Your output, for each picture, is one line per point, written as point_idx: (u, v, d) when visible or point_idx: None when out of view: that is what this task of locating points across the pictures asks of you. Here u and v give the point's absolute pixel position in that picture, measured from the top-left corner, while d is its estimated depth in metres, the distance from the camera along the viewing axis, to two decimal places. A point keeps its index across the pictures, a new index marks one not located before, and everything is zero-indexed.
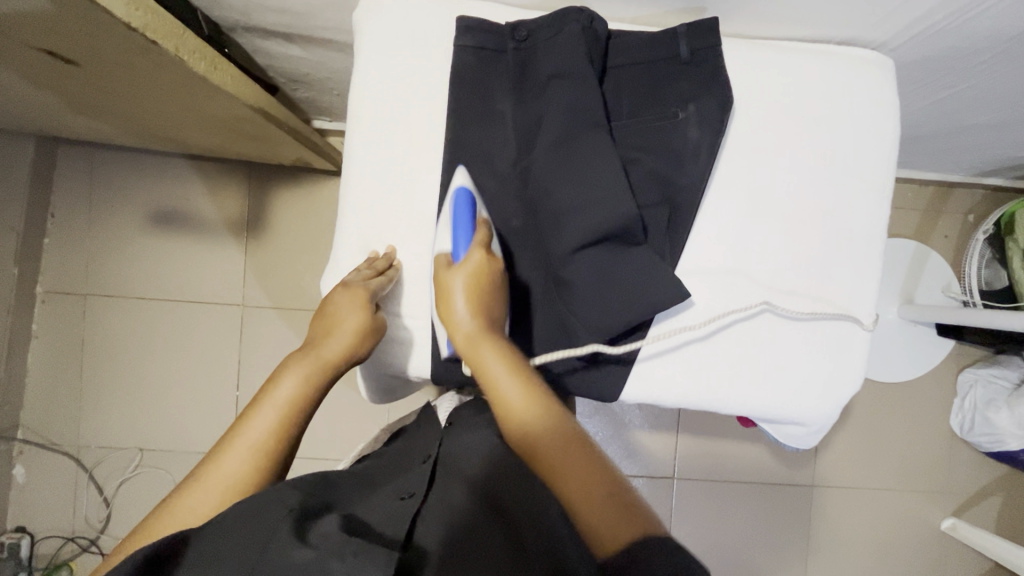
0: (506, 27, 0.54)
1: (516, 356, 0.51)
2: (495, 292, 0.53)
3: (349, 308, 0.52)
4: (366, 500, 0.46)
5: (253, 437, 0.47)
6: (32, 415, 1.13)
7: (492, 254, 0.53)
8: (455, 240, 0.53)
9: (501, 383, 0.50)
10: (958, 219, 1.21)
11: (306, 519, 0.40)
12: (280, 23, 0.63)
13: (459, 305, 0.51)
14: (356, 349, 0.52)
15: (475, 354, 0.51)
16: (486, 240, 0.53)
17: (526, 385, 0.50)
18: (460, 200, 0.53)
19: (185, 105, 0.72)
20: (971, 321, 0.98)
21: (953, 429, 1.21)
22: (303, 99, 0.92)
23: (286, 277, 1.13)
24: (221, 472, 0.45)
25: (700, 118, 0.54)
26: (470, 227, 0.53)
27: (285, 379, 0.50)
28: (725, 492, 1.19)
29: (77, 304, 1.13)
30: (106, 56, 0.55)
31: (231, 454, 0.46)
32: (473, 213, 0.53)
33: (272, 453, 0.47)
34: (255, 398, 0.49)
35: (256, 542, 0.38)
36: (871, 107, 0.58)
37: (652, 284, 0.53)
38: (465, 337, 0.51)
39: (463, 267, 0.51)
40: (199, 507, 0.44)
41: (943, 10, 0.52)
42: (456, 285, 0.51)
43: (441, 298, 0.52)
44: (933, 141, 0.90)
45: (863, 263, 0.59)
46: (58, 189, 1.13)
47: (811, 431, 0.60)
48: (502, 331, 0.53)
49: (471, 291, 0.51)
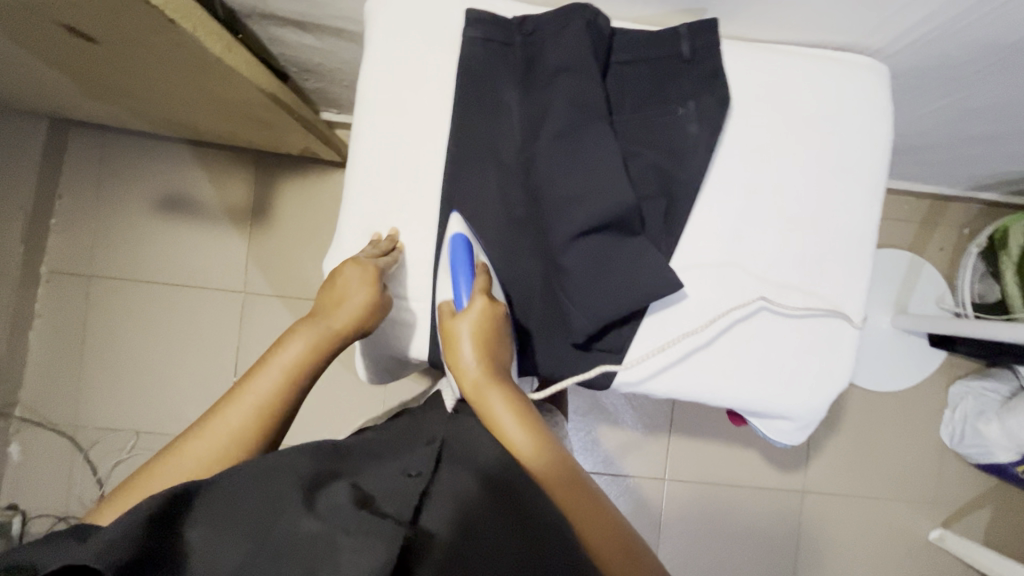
0: (514, 21, 0.56)
1: (521, 402, 0.54)
2: (499, 340, 0.55)
3: (358, 283, 0.53)
4: (375, 468, 0.47)
5: (259, 393, 0.50)
6: (31, 393, 1.14)
7: (494, 301, 0.55)
8: (455, 287, 0.55)
9: (508, 428, 0.53)
10: (953, 232, 1.22)
11: (315, 489, 0.42)
12: (294, 9, 0.65)
13: (466, 352, 0.53)
14: (360, 323, 0.54)
15: (483, 399, 0.54)
16: (486, 286, 0.54)
17: (531, 427, 0.53)
18: (456, 244, 0.54)
19: (199, 88, 0.73)
20: (962, 332, 1.00)
21: (943, 440, 1.22)
22: (312, 89, 0.94)
23: (289, 265, 1.14)
24: (225, 427, 0.47)
25: (699, 114, 0.56)
26: (470, 273, 0.54)
27: (291, 345, 0.52)
28: (715, 495, 1.20)
29: (82, 285, 1.15)
30: (125, 34, 0.57)
31: (238, 406, 0.49)
32: (470, 257, 0.55)
33: (275, 411, 0.50)
34: (264, 356, 0.52)
35: (269, 504, 0.40)
36: (865, 111, 0.59)
37: (650, 271, 0.55)
38: (472, 383, 0.54)
39: (467, 314, 0.53)
40: (200, 457, 0.46)
41: (935, 19, 0.54)
42: (462, 332, 0.54)
43: (449, 345, 0.55)
44: (929, 152, 0.92)
45: (854, 264, 0.60)
46: (67, 171, 1.15)
47: (799, 426, 0.61)
48: (508, 377, 0.56)
49: (478, 337, 0.54)
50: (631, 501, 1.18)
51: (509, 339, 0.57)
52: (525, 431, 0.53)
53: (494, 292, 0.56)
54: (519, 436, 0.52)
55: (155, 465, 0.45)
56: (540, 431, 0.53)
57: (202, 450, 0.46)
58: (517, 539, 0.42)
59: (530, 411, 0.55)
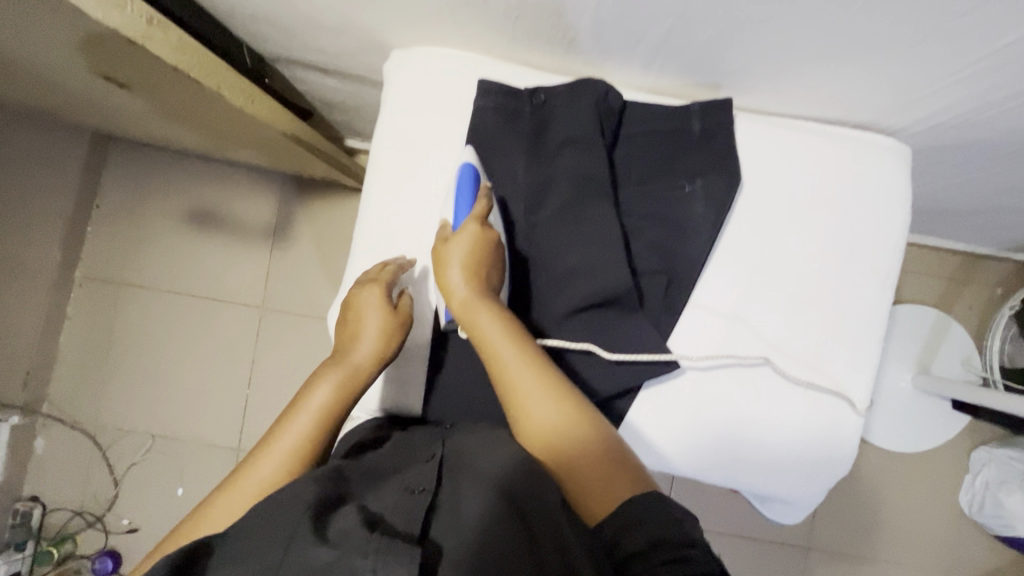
0: (524, 90, 0.56)
1: (509, 316, 0.52)
2: (492, 262, 0.53)
3: (371, 310, 0.54)
4: (376, 488, 0.44)
5: (288, 441, 0.49)
6: (59, 390, 1.19)
7: (488, 227, 0.53)
8: (456, 210, 0.55)
9: (497, 345, 0.51)
10: (985, 292, 1.17)
11: (325, 515, 0.39)
12: (320, 55, 0.67)
13: (454, 275, 0.52)
14: (384, 354, 0.54)
15: (471, 318, 0.52)
16: (483, 213, 0.53)
17: (521, 345, 0.51)
18: (464, 173, 0.54)
19: (227, 125, 0.76)
20: (986, 402, 0.96)
21: (961, 506, 1.17)
22: (337, 121, 0.96)
23: (306, 285, 1.17)
24: (256, 479, 0.47)
25: (707, 194, 0.55)
26: (471, 199, 0.54)
27: (319, 387, 0.52)
28: (715, 545, 1.17)
29: (113, 292, 1.20)
30: (156, 83, 0.60)
31: (268, 456, 0.48)
32: (474, 187, 0.55)
33: (305, 456, 0.49)
34: (290, 406, 0.52)
35: (281, 540, 0.38)
36: (882, 194, 0.58)
37: (646, 353, 0.54)
38: (460, 301, 0.52)
39: (459, 238, 0.52)
40: (231, 513, 0.45)
41: (960, 105, 0.53)
42: (453, 256, 0.52)
43: (438, 268, 0.53)
44: (961, 216, 0.88)
45: (861, 352, 0.58)
46: (105, 183, 1.20)
47: (795, 508, 0.60)
48: (499, 297, 0.54)
49: (468, 260, 0.52)
50: None
51: (503, 263, 0.54)
52: (513, 346, 0.51)
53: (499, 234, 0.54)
54: (507, 350, 0.50)
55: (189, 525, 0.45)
56: (528, 344, 0.51)
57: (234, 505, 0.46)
58: (512, 530, 0.40)
59: (519, 327, 0.53)
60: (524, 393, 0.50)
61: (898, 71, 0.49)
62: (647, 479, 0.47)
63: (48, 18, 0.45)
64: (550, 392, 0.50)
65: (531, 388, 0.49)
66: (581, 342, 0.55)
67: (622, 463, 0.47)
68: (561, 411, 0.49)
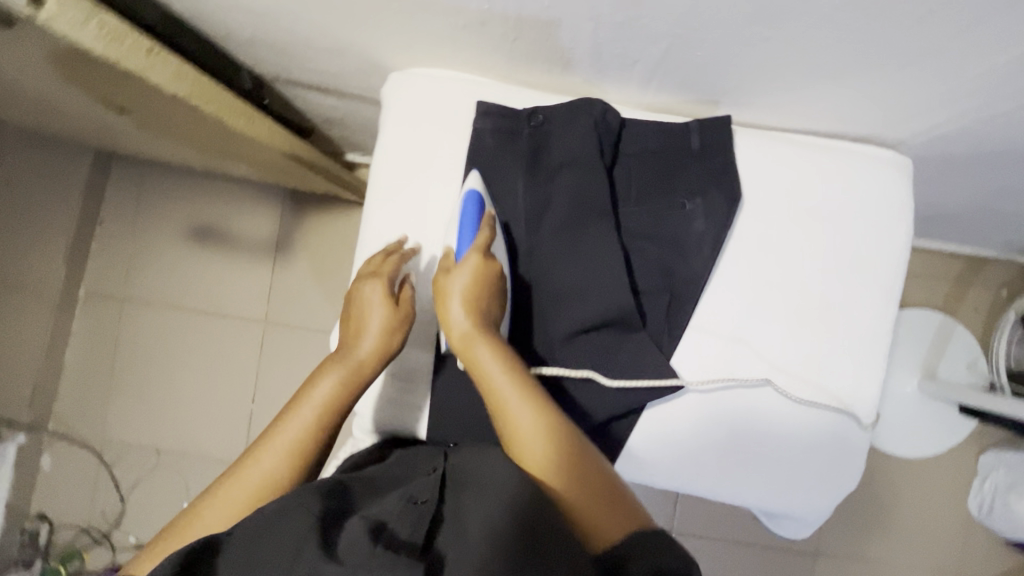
0: (522, 112, 0.57)
1: (510, 353, 0.50)
2: (495, 295, 0.52)
3: (374, 306, 0.54)
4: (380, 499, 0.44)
5: (290, 435, 0.49)
6: (64, 407, 1.20)
7: (491, 258, 0.52)
8: (459, 239, 0.54)
9: (496, 380, 0.49)
10: (990, 294, 1.16)
11: (330, 529, 0.40)
12: (319, 76, 0.67)
13: (455, 308, 0.50)
14: (386, 351, 0.53)
15: (471, 354, 0.50)
16: (485, 244, 0.52)
17: (520, 377, 0.49)
18: (469, 201, 0.54)
19: (227, 145, 0.76)
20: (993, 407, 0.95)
21: (970, 510, 1.16)
22: (336, 136, 0.97)
23: (308, 298, 1.17)
24: (261, 470, 0.48)
25: (708, 212, 0.55)
26: (474, 228, 0.53)
27: (322, 382, 0.51)
28: (722, 552, 1.17)
29: (116, 308, 1.20)
30: (156, 107, 0.60)
31: (270, 449, 0.49)
32: (479, 214, 0.54)
33: (307, 450, 0.50)
34: (292, 400, 0.52)
35: (287, 552, 0.38)
36: (883, 207, 0.57)
37: (648, 382, 0.54)
38: (461, 335, 0.50)
39: (462, 269, 0.51)
40: (233, 505, 0.47)
41: (959, 118, 0.53)
42: (454, 287, 0.51)
43: (439, 299, 0.52)
44: (964, 222, 0.88)
45: (866, 367, 0.58)
46: (107, 200, 1.21)
47: (803, 523, 0.60)
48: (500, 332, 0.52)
49: (469, 293, 0.51)
50: None
51: (506, 296, 0.53)
52: (513, 383, 0.49)
53: (502, 267, 0.54)
54: (506, 383, 0.49)
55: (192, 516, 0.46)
56: (530, 382, 0.50)
57: (235, 497, 0.47)
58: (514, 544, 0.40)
59: (519, 361, 0.51)
60: (521, 423, 0.48)
61: (896, 86, 0.49)
62: (640, 513, 0.47)
63: (50, 54, 0.46)
64: (546, 422, 0.48)
65: (532, 425, 0.48)
66: (581, 369, 0.55)
67: (616, 495, 0.47)
68: (562, 450, 0.47)
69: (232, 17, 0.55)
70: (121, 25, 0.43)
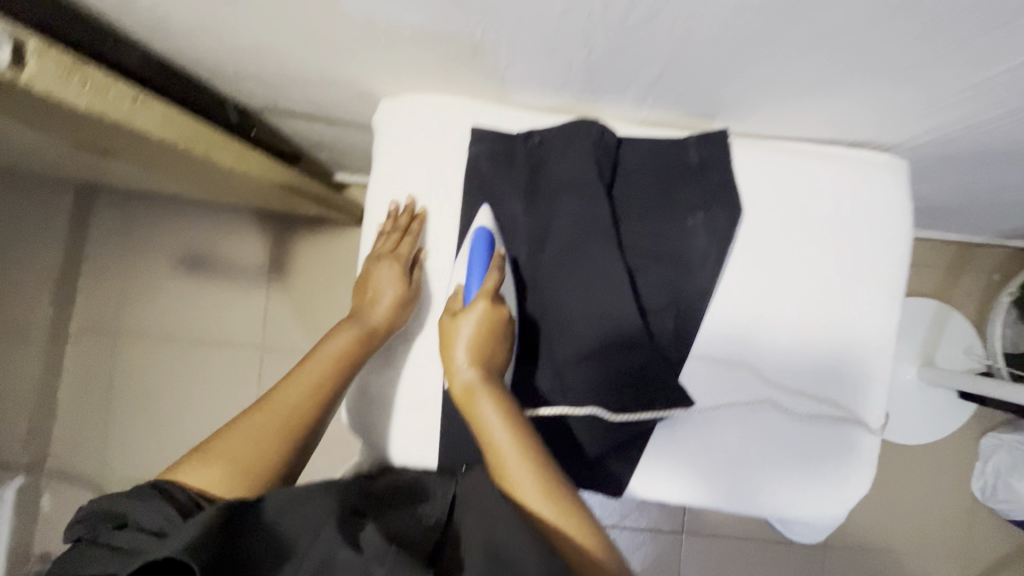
0: (519, 135, 0.57)
1: (513, 408, 0.50)
2: (499, 343, 0.53)
3: (388, 277, 0.57)
4: (391, 509, 0.45)
5: (308, 379, 0.52)
6: (60, 447, 1.17)
7: (498, 303, 0.53)
8: (468, 279, 0.55)
9: (494, 432, 0.48)
10: (982, 279, 1.18)
11: (351, 524, 0.40)
12: (308, 106, 0.66)
13: (460, 352, 0.52)
14: (398, 319, 0.57)
15: (471, 404, 0.50)
16: (493, 287, 0.53)
17: (520, 431, 0.48)
18: (478, 239, 0.55)
19: (214, 180, 0.75)
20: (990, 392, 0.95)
21: (974, 493, 1.17)
22: (326, 158, 0.95)
23: (304, 321, 1.16)
24: (282, 403, 0.50)
25: (709, 227, 0.56)
26: (483, 268, 0.54)
27: (338, 337, 0.55)
28: (739, 552, 1.14)
29: (109, 343, 1.18)
30: (142, 152, 0.59)
31: (288, 391, 0.51)
32: (489, 251, 0.55)
33: (322, 394, 0.52)
34: (306, 355, 0.55)
35: (308, 534, 0.38)
36: (882, 211, 0.57)
37: (654, 413, 0.55)
38: (463, 386, 0.51)
39: (470, 313, 0.52)
40: (250, 439, 0.47)
41: (954, 122, 0.53)
42: (461, 332, 0.52)
43: (444, 347, 0.53)
44: (956, 213, 0.88)
45: (875, 373, 0.58)
46: (92, 234, 1.18)
47: (816, 529, 0.60)
48: (504, 385, 0.52)
49: (474, 340, 0.52)
50: (649, 557, 1.14)
51: (511, 343, 0.55)
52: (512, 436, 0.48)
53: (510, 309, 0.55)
54: (503, 436, 0.48)
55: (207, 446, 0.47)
56: (531, 441, 0.48)
57: (254, 431, 0.48)
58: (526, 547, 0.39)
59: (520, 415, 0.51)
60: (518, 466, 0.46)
61: (891, 95, 0.49)
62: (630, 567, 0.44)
63: (31, 111, 0.45)
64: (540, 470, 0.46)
65: (529, 484, 0.45)
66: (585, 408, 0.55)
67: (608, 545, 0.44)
68: (561, 516, 0.44)
69: (217, 54, 0.54)
70: (105, 77, 0.43)
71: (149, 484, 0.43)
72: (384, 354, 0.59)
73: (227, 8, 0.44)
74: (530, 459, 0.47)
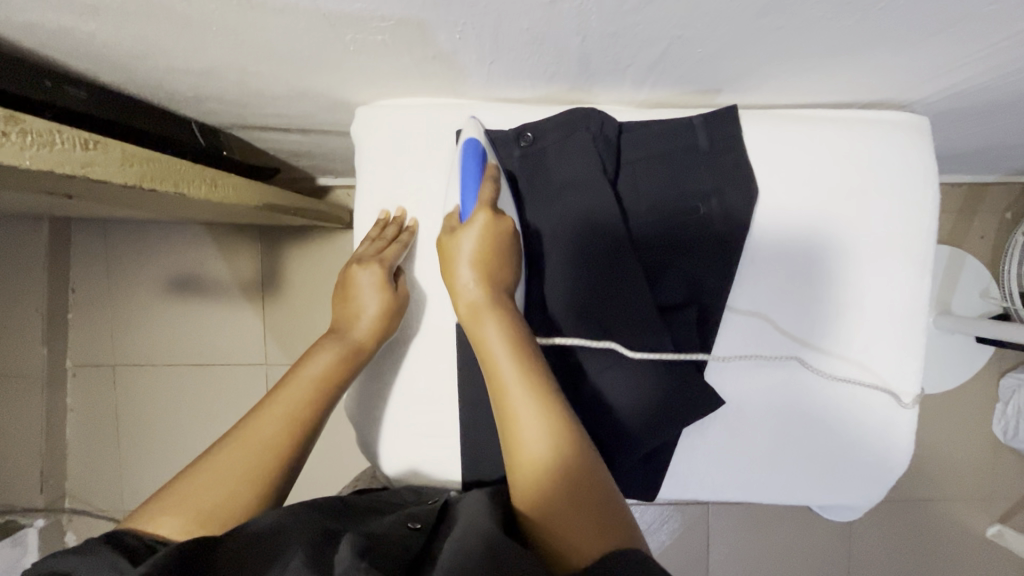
0: (511, 132, 0.53)
1: (520, 331, 0.46)
2: (505, 261, 0.49)
3: (370, 287, 0.53)
4: (373, 521, 0.43)
5: (288, 404, 0.49)
6: (77, 483, 1.17)
7: (499, 215, 0.50)
8: (463, 197, 0.51)
9: (496, 354, 0.45)
10: (996, 218, 1.14)
11: (324, 542, 0.39)
12: (279, 119, 0.61)
13: (463, 271, 0.48)
14: (383, 334, 0.53)
15: (476, 323, 0.47)
16: (492, 198, 0.50)
17: (526, 359, 0.44)
18: (467, 149, 0.50)
19: (189, 208, 0.70)
20: (997, 336, 0.92)
21: (996, 434, 1.13)
22: (303, 166, 0.90)
23: (303, 332, 1.12)
24: (255, 435, 0.47)
25: (724, 212, 0.53)
26: (477, 182, 0.50)
27: (320, 357, 0.52)
28: (766, 517, 1.13)
29: (109, 375, 1.16)
30: (106, 194, 0.55)
31: (268, 418, 0.48)
32: (480, 164, 0.51)
33: (305, 420, 0.49)
34: (286, 377, 0.52)
35: (267, 555, 0.37)
36: (908, 174, 0.53)
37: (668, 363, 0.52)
38: (468, 305, 0.48)
39: (470, 229, 0.49)
40: (228, 473, 0.45)
41: (983, 77, 0.48)
42: (463, 250, 0.49)
43: (447, 265, 0.50)
44: (971, 158, 0.84)
45: (909, 347, 0.55)
46: (75, 266, 1.14)
47: (852, 508, 0.58)
48: (513, 306, 0.49)
49: (478, 257, 0.48)
50: (678, 532, 1.13)
51: (517, 262, 0.51)
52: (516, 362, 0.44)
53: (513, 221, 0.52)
54: (506, 360, 0.44)
55: (182, 483, 0.44)
56: (537, 368, 0.44)
57: (231, 466, 0.45)
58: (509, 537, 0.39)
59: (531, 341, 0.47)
60: (518, 391, 0.43)
61: (915, 57, 0.44)
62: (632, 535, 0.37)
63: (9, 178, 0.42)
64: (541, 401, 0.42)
65: (530, 412, 0.42)
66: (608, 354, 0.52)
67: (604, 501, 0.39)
68: (558, 450, 0.40)
69: (171, 78, 0.49)
70: (46, 127, 0.38)
71: (94, 536, 0.39)
72: (391, 376, 0.56)
73: (173, 30, 0.39)
74: (534, 385, 0.43)
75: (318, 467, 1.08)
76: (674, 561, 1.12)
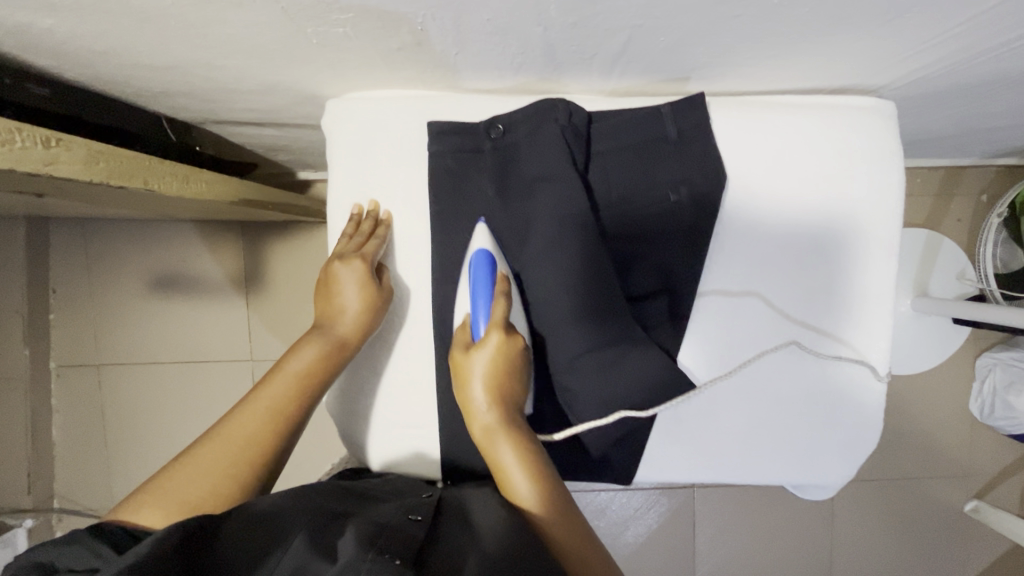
0: (481, 125, 0.53)
1: (534, 452, 0.48)
2: (517, 376, 0.50)
3: (350, 283, 0.53)
4: (374, 509, 0.44)
5: (271, 399, 0.50)
6: (65, 483, 1.16)
7: (511, 333, 0.51)
8: (475, 307, 0.51)
9: (517, 482, 0.47)
10: (972, 200, 1.15)
11: (326, 527, 0.39)
12: (252, 114, 0.61)
13: (476, 391, 0.49)
14: (366, 329, 0.53)
15: (492, 449, 0.48)
16: (503, 316, 0.50)
17: (544, 484, 0.47)
18: (477, 260, 0.52)
19: (164, 205, 0.70)
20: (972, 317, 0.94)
21: (973, 412, 1.15)
22: (281, 160, 0.89)
23: (289, 327, 1.12)
24: (241, 431, 0.47)
25: (693, 200, 0.53)
26: (489, 293, 0.51)
27: (302, 352, 0.52)
28: (750, 499, 1.15)
29: (93, 375, 1.15)
30: (77, 192, 0.54)
31: (251, 414, 0.49)
32: (492, 274, 0.52)
33: (288, 415, 0.50)
34: (270, 371, 0.52)
35: (274, 538, 0.38)
36: (873, 158, 0.54)
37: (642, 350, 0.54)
38: (483, 429, 0.49)
39: (483, 349, 0.49)
40: (210, 468, 0.45)
41: (945, 61, 0.49)
42: (475, 370, 0.49)
43: (460, 383, 0.50)
44: (945, 142, 0.85)
45: (877, 328, 0.56)
46: (54, 266, 1.13)
47: (825, 488, 0.59)
48: (523, 420, 0.50)
49: (490, 378, 0.49)
50: (664, 517, 1.15)
51: (526, 371, 0.52)
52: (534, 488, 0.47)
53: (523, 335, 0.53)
54: (526, 487, 0.47)
55: (165, 476, 0.45)
56: (554, 489, 0.47)
57: (214, 461, 0.46)
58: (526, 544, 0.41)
59: (543, 458, 0.49)
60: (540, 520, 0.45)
61: (877, 42, 0.45)
62: None
63: None
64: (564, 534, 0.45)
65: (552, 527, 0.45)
66: (584, 345, 0.53)
67: None
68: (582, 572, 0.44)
69: (138, 73, 0.48)
70: (5, 127, 0.38)
71: (78, 529, 0.38)
72: (370, 369, 0.56)
73: (134, 25, 0.39)
74: (554, 508, 0.46)
75: (308, 461, 1.08)
76: (660, 546, 1.14)
